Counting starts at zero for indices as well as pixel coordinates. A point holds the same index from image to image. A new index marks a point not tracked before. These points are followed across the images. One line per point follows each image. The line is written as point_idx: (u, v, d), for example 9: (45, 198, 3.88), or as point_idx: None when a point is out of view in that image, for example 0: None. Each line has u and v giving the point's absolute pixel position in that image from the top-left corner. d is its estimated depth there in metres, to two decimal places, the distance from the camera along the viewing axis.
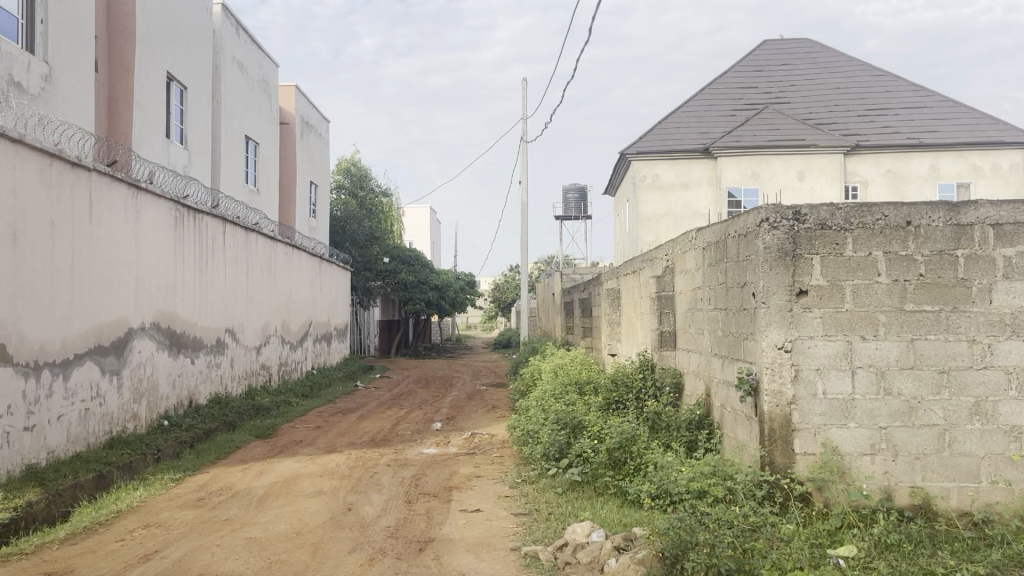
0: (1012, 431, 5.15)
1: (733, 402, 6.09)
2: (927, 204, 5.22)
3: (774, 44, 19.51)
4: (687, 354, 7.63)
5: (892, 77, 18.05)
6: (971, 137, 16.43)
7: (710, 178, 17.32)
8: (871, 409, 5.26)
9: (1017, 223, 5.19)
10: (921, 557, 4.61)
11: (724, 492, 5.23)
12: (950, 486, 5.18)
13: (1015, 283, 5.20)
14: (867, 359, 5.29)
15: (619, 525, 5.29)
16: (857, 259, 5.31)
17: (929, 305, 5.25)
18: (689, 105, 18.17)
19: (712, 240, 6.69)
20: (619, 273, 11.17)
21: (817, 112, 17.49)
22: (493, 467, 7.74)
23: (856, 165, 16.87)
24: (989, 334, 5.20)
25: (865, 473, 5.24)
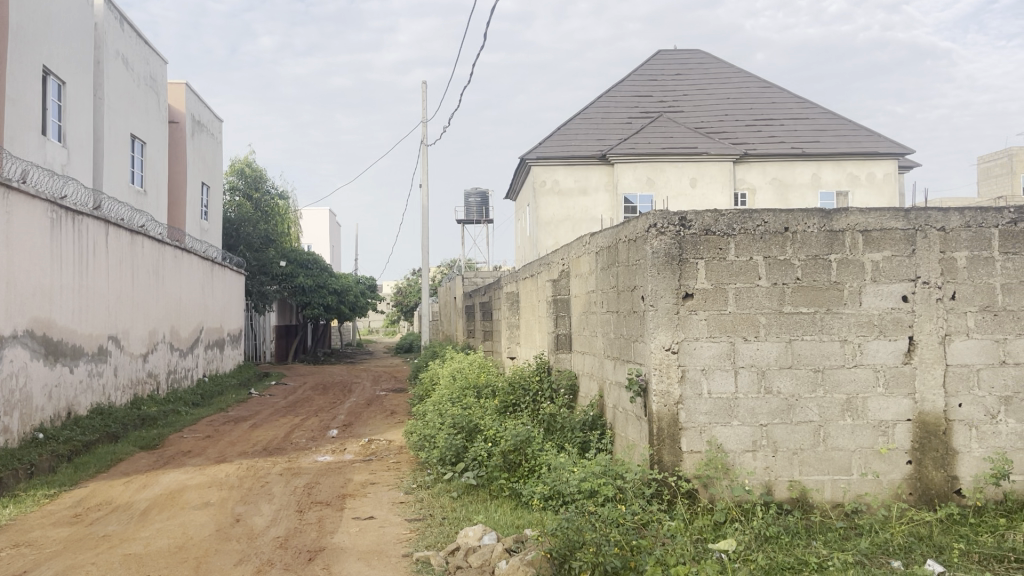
0: (880, 425, 5.45)
1: (624, 403, 6.22)
2: (803, 211, 5.49)
3: (668, 54, 20.08)
4: (582, 356, 7.76)
5: (777, 88, 18.85)
6: (849, 148, 17.37)
7: (608, 184, 17.76)
8: (753, 407, 5.49)
9: (883, 230, 5.48)
10: (797, 548, 4.83)
11: (614, 491, 5.29)
12: (825, 479, 5.45)
13: (882, 286, 5.49)
14: (749, 359, 5.50)
15: (511, 527, 5.34)
16: (739, 263, 5.52)
17: (805, 307, 5.50)
18: (587, 112, 18.50)
19: (605, 245, 6.82)
20: (518, 277, 11.26)
21: (708, 121, 18.11)
22: (389, 473, 7.68)
23: (744, 173, 17.53)
24: (859, 334, 5.49)
25: (747, 469, 5.47)
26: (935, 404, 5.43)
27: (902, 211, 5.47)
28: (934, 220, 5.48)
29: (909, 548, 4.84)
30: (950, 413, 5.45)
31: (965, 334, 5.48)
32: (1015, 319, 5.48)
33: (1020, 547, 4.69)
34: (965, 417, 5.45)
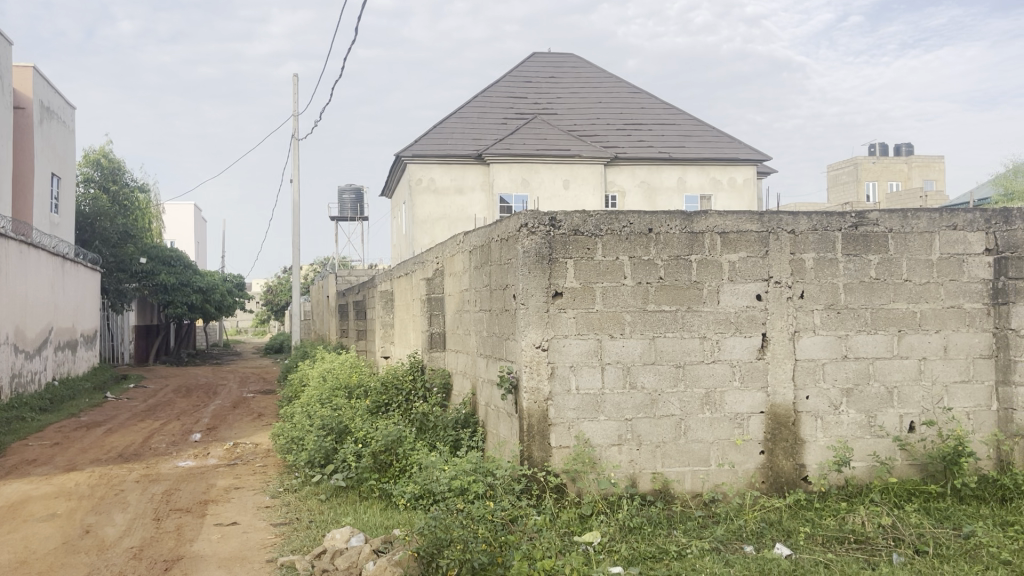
0: (736, 418, 5.74)
1: (495, 400, 6.28)
2: (666, 213, 5.69)
3: (542, 57, 20.39)
4: (455, 355, 7.78)
5: (647, 94, 19.46)
6: (712, 154, 18.19)
7: (484, 184, 17.88)
8: (619, 402, 5.65)
9: (740, 232, 5.77)
10: (658, 537, 5.02)
11: (484, 488, 5.34)
12: (685, 470, 5.69)
13: (738, 285, 5.78)
14: (615, 356, 5.67)
15: (379, 529, 5.29)
16: (605, 263, 5.67)
17: (667, 305, 5.72)
18: (463, 111, 18.52)
19: (478, 244, 6.86)
20: (392, 274, 11.15)
21: (580, 124, 18.51)
22: (255, 477, 7.44)
23: (615, 176, 18.03)
24: (717, 331, 5.75)
25: (613, 463, 5.62)
26: (786, 397, 5.77)
27: (756, 214, 5.77)
28: (785, 223, 5.81)
29: (760, 533, 5.13)
30: (799, 404, 5.81)
31: (812, 330, 5.84)
32: (856, 316, 5.87)
33: (858, 528, 5.05)
34: (812, 408, 5.82)
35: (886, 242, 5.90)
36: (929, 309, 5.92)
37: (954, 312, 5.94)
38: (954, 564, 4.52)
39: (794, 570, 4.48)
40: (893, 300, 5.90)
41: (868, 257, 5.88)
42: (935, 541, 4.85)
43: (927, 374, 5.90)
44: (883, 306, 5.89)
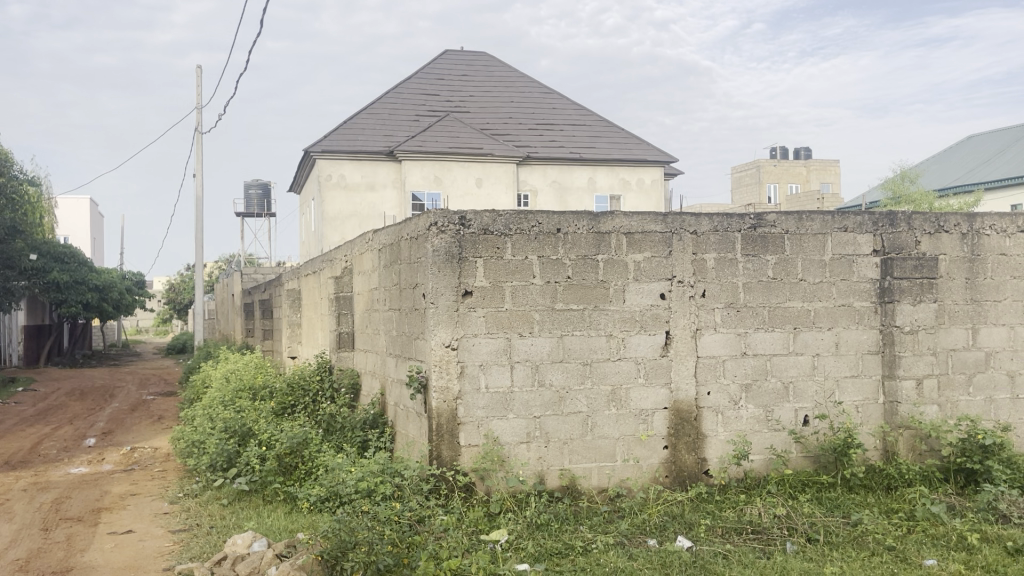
0: (641, 414, 5.86)
1: (404, 400, 6.24)
2: (573, 213, 5.77)
3: (454, 55, 20.32)
4: (364, 355, 7.69)
5: (558, 95, 19.64)
6: (621, 156, 18.53)
7: (395, 181, 17.70)
8: (527, 400, 5.70)
9: (644, 232, 5.89)
10: (565, 533, 5.08)
11: (392, 489, 5.29)
12: (592, 466, 5.78)
13: (643, 284, 5.90)
14: (524, 354, 5.71)
15: (283, 533, 5.19)
16: (514, 262, 5.70)
17: (575, 304, 5.80)
18: (374, 107, 18.29)
19: (387, 242, 6.80)
20: (300, 272, 10.93)
21: (492, 123, 18.53)
22: (152, 483, 7.17)
23: (527, 175, 18.14)
24: (623, 329, 5.86)
25: (521, 461, 5.67)
26: (688, 392, 5.94)
27: (661, 215, 5.90)
28: (688, 224, 5.97)
29: (663, 526, 5.25)
30: (700, 400, 5.99)
31: (713, 328, 6.02)
32: (755, 314, 6.08)
33: (755, 519, 5.23)
34: (714, 404, 6.01)
35: (783, 243, 6.13)
36: (822, 307, 6.18)
37: (845, 311, 6.21)
38: (843, 551, 4.74)
39: (695, 561, 4.61)
40: (789, 299, 6.13)
41: (766, 257, 6.09)
42: (826, 528, 5.08)
43: (819, 369, 6.17)
44: (780, 304, 6.12)
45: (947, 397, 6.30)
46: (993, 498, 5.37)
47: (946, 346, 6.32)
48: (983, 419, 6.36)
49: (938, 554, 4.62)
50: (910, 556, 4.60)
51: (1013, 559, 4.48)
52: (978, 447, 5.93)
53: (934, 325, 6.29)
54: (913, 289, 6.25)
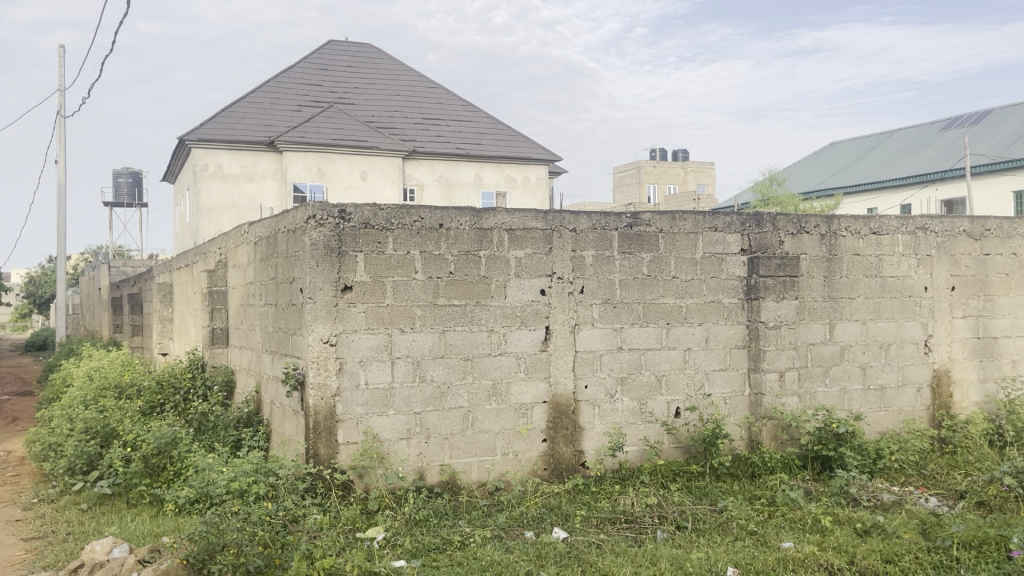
0: (521, 408, 5.94)
1: (280, 397, 6.08)
2: (455, 209, 5.76)
3: (339, 45, 19.88)
4: (239, 351, 7.46)
5: (444, 90, 19.57)
6: (507, 153, 18.72)
7: (276, 172, 17.20)
8: (407, 396, 5.67)
9: (525, 229, 5.96)
10: (443, 529, 5.08)
11: (265, 488, 5.14)
12: (472, 461, 5.81)
13: (524, 280, 5.97)
14: (405, 350, 5.68)
15: (147, 537, 4.97)
16: (396, 257, 5.65)
17: (457, 300, 5.81)
18: (255, 95, 17.69)
19: (263, 235, 6.60)
20: (172, 266, 10.49)
21: (378, 116, 18.27)
22: (4, 488, 6.71)
23: (412, 169, 18.01)
24: (504, 325, 5.91)
25: (400, 457, 5.63)
26: (566, 386, 6.06)
27: (542, 213, 5.98)
28: (567, 222, 6.07)
29: (540, 519, 5.33)
30: (578, 394, 6.12)
31: (591, 323, 6.16)
32: (630, 310, 6.26)
33: (628, 509, 5.39)
34: (591, 397, 6.15)
35: (657, 242, 6.33)
36: (694, 303, 6.43)
37: (714, 307, 6.49)
38: (709, 537, 4.96)
39: (569, 552, 4.71)
40: (662, 295, 6.35)
41: (641, 255, 6.28)
42: (694, 516, 5.29)
43: (690, 363, 6.43)
44: (654, 301, 6.33)
45: (807, 388, 6.68)
46: (845, 483, 5.74)
47: (805, 341, 6.68)
48: (838, 409, 6.77)
49: (794, 537, 4.90)
50: (769, 540, 4.86)
51: (862, 539, 4.80)
52: (832, 435, 6.30)
53: (796, 320, 6.64)
54: (777, 287, 6.57)
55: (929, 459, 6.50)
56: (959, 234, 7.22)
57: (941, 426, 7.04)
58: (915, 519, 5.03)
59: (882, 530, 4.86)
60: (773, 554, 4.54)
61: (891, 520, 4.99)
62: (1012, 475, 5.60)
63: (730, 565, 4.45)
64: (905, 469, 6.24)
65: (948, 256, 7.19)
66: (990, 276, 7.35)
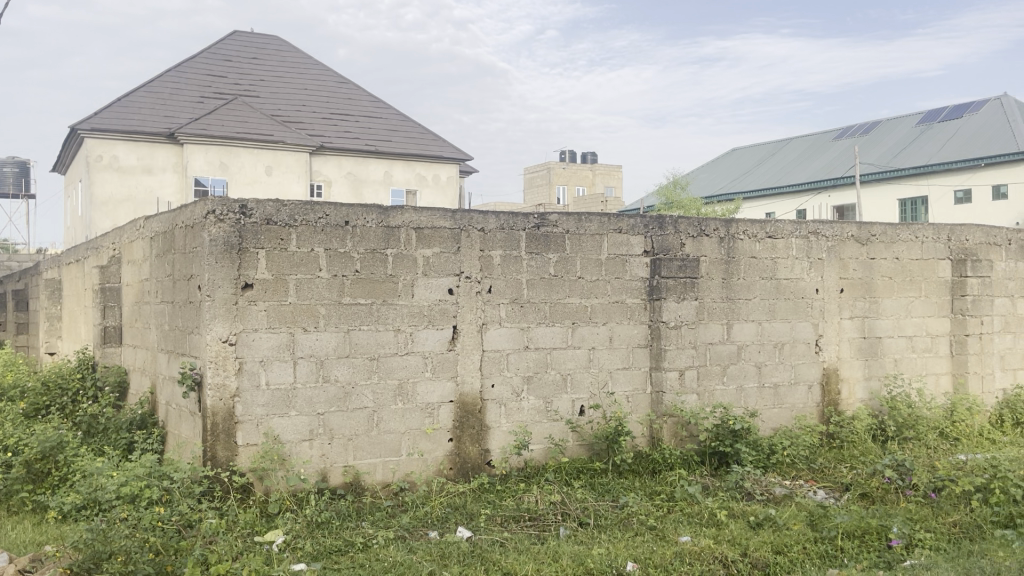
0: (427, 407, 5.92)
1: (176, 398, 5.87)
2: (362, 206, 5.69)
3: (244, 35, 19.29)
4: (133, 350, 7.17)
5: (353, 85, 19.28)
6: (417, 151, 18.63)
7: (176, 165, 16.60)
8: (310, 397, 5.56)
9: (433, 228, 5.94)
10: (345, 530, 5.00)
11: (159, 493, 4.96)
12: (376, 462, 5.75)
13: (432, 280, 5.94)
14: (308, 350, 5.56)
15: (28, 546, 4.72)
16: (299, 255, 5.53)
17: (362, 299, 5.73)
18: (154, 84, 17.01)
19: (160, 229, 6.36)
20: (61, 261, 9.98)
21: (285, 109, 17.84)
22: None
23: (320, 165, 17.66)
24: (410, 324, 5.88)
25: (303, 459, 5.52)
26: (473, 385, 6.07)
27: (450, 212, 5.97)
28: (475, 222, 6.08)
29: (444, 518, 5.32)
30: (484, 393, 6.14)
31: (498, 323, 6.19)
32: (537, 310, 6.32)
33: (532, 507, 5.44)
34: (497, 396, 6.18)
35: (564, 243, 6.41)
36: (598, 303, 6.54)
37: (618, 307, 6.62)
38: (610, 532, 5.05)
39: (472, 551, 4.71)
40: (567, 295, 6.43)
41: (548, 255, 6.34)
42: (595, 512, 5.38)
43: (595, 362, 6.54)
44: (560, 301, 6.40)
45: (705, 386, 6.89)
46: (740, 478, 5.94)
47: (704, 340, 6.89)
48: (735, 406, 7.01)
49: (692, 531, 5.04)
50: (668, 534, 4.99)
51: (755, 531, 4.98)
52: (729, 432, 6.52)
53: (695, 320, 6.84)
54: (677, 288, 6.76)
55: (819, 453, 6.80)
56: (847, 238, 7.57)
57: (830, 422, 7.37)
58: (804, 511, 5.25)
59: (773, 522, 5.06)
60: (671, 549, 4.66)
61: (782, 513, 5.20)
62: (892, 468, 5.92)
63: (629, 560, 4.54)
64: (796, 464, 6.51)
65: (837, 260, 7.54)
66: (876, 279, 7.74)
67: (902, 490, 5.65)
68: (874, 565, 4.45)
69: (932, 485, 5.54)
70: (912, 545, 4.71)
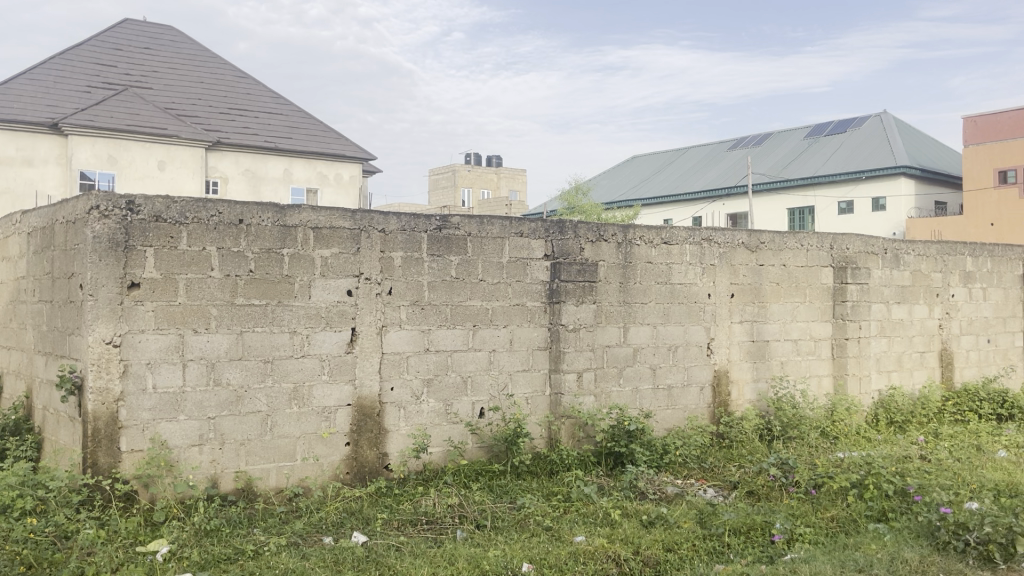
0: (323, 411, 5.81)
1: (55, 403, 5.57)
2: (257, 204, 5.54)
3: (137, 23, 18.46)
4: (7, 351, 6.76)
5: (253, 80, 18.77)
6: (319, 149, 18.37)
7: (59, 157, 15.76)
8: (200, 401, 5.37)
9: (332, 228, 5.84)
10: (235, 538, 4.85)
11: (33, 503, 4.70)
12: (269, 467, 5.60)
13: (330, 281, 5.84)
14: (198, 352, 5.37)
15: None
16: (190, 253, 5.34)
17: (257, 300, 5.58)
18: (37, 71, 16.06)
19: (38, 225, 6.02)
20: None
21: (180, 102, 17.14)
22: None
23: (216, 161, 17.11)
24: (307, 326, 5.76)
25: (192, 464, 5.32)
26: (371, 388, 6.00)
27: (349, 212, 5.88)
28: (376, 222, 6.01)
29: (339, 523, 5.23)
30: (383, 396, 6.07)
31: (398, 326, 6.13)
32: (438, 312, 6.30)
33: (429, 510, 5.41)
34: (396, 399, 6.12)
35: (465, 245, 6.41)
36: (499, 306, 6.57)
37: (519, 310, 6.67)
38: (506, 534, 5.08)
39: (367, 556, 4.66)
40: (468, 298, 6.43)
41: (449, 257, 6.33)
42: (493, 514, 5.40)
43: (495, 364, 6.56)
44: (461, 303, 6.40)
45: (602, 388, 7.02)
46: (634, 477, 6.09)
47: (602, 343, 7.02)
48: (631, 407, 7.17)
49: (586, 531, 5.11)
50: (563, 535, 5.06)
51: (647, 529, 5.11)
52: (624, 432, 6.66)
53: (593, 324, 6.95)
54: (576, 291, 6.88)
55: (709, 452, 7.03)
56: (738, 245, 7.86)
57: (719, 422, 7.64)
58: (694, 509, 5.42)
59: (664, 520, 5.20)
60: (566, 549, 4.72)
61: (673, 511, 5.35)
62: (777, 466, 6.18)
63: (524, 561, 4.57)
64: (687, 463, 6.71)
65: (728, 266, 7.82)
66: (764, 285, 8.07)
67: (785, 486, 5.91)
68: (758, 559, 4.63)
69: (813, 482, 5.82)
70: (793, 540, 4.92)
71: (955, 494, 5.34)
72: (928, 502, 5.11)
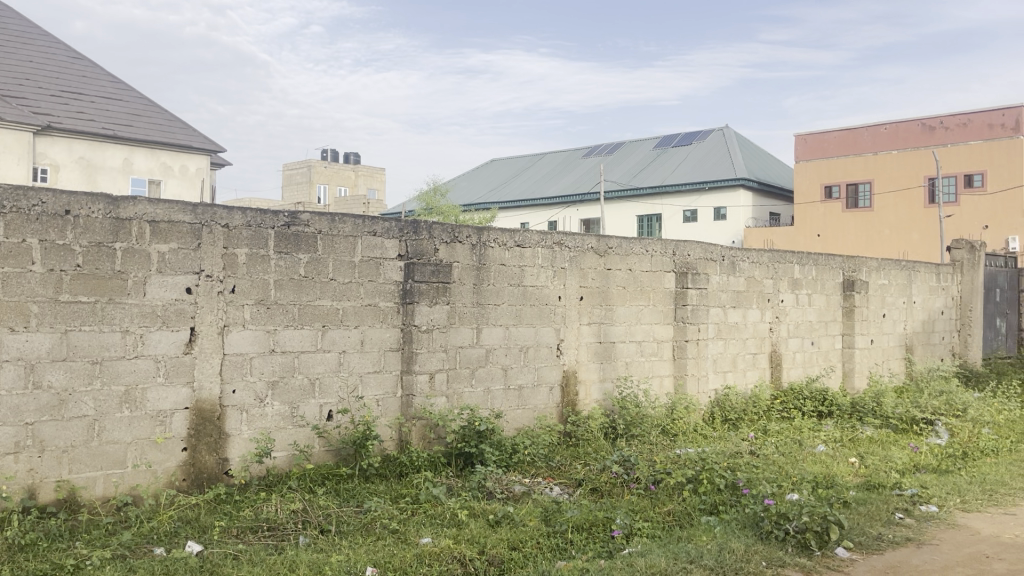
0: (158, 415, 5.50)
1: None
2: (86, 194, 5.18)
3: None
4: None
5: (89, 61, 17.55)
6: (162, 139, 17.58)
7: None
8: (16, 405, 4.96)
9: (170, 221, 5.54)
10: (54, 552, 4.50)
11: None
12: (96, 475, 5.24)
13: (167, 277, 5.54)
14: (15, 352, 4.95)
15: None
16: (8, 246, 4.92)
17: (85, 296, 5.21)
18: None
19: None
20: None
21: (5, 82, 15.57)
22: None
23: (46, 147, 15.82)
24: (141, 325, 5.43)
25: (5, 475, 4.91)
26: (211, 391, 5.73)
27: (190, 205, 5.60)
28: (219, 217, 5.75)
29: (172, 533, 4.96)
30: (224, 398, 5.81)
31: (242, 325, 5.88)
32: (284, 312, 6.10)
33: (272, 516, 5.22)
34: (238, 402, 5.87)
35: (316, 243, 6.24)
36: (350, 306, 6.45)
37: (371, 310, 6.56)
38: (351, 538, 4.98)
39: (201, 566, 4.43)
40: (318, 297, 6.27)
41: (298, 255, 6.14)
42: (338, 519, 5.28)
43: (345, 366, 6.43)
44: (310, 302, 6.23)
45: (454, 389, 7.03)
46: (482, 478, 6.12)
47: (455, 344, 7.03)
48: (482, 408, 7.22)
49: (432, 532, 5.10)
50: (408, 537, 5.01)
51: (492, 529, 5.13)
52: (474, 432, 6.71)
53: (446, 324, 6.95)
54: (430, 292, 6.84)
55: (556, 451, 7.19)
56: (587, 249, 8.08)
57: (567, 421, 7.83)
58: (539, 507, 5.51)
59: (510, 519, 5.25)
60: (411, 551, 4.67)
61: (519, 510, 5.41)
62: (619, 463, 6.39)
63: (367, 566, 4.50)
64: (535, 462, 6.82)
65: (578, 269, 8.02)
66: (611, 287, 8.33)
67: (626, 482, 6.12)
68: (598, 554, 4.77)
69: (652, 477, 6.05)
70: (631, 534, 5.10)
71: (779, 487, 5.75)
72: (754, 494, 5.46)
